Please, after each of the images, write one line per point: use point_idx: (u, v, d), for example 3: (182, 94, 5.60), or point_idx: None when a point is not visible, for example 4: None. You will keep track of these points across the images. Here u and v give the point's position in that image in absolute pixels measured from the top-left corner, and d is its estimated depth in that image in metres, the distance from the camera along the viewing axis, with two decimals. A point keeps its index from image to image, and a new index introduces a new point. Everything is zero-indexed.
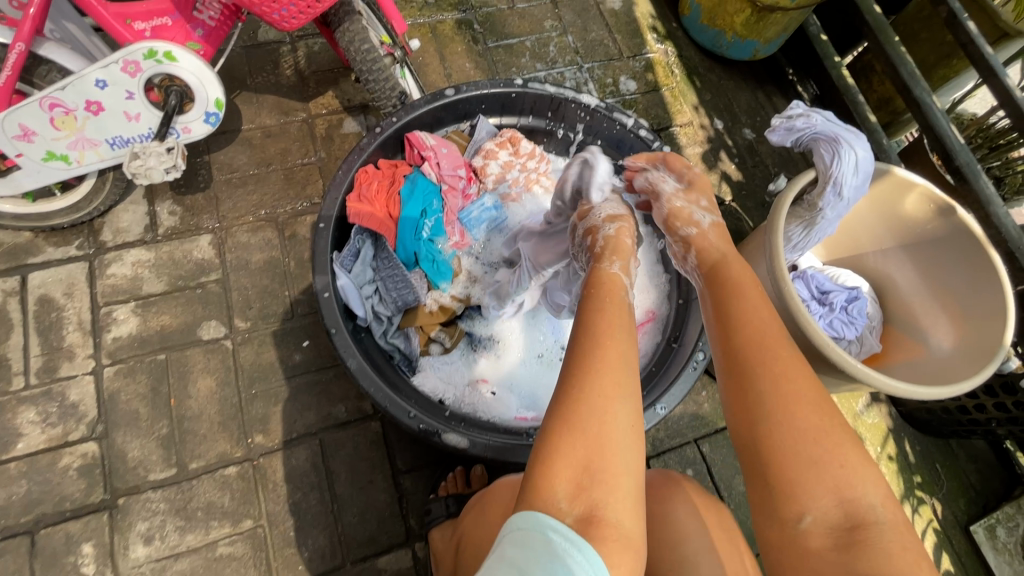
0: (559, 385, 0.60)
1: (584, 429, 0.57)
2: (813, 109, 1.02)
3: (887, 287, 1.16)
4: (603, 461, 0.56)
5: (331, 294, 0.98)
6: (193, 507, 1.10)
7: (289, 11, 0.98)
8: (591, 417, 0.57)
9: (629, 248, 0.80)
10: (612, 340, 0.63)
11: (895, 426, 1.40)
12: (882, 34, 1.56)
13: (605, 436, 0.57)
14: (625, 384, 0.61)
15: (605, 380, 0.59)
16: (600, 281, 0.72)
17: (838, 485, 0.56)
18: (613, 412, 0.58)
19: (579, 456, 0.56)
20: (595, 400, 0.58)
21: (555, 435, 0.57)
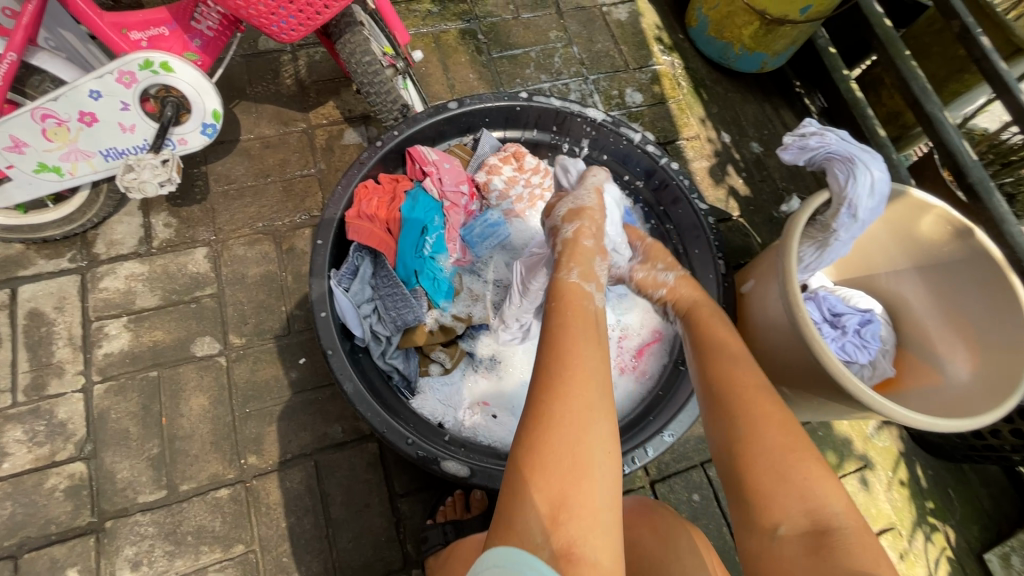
0: (528, 422, 0.66)
1: (559, 459, 0.63)
2: (826, 127, 0.99)
3: (901, 309, 1.12)
4: (579, 487, 0.63)
5: (329, 313, 0.95)
6: (183, 531, 1.06)
7: (288, 23, 0.96)
8: (562, 452, 0.64)
9: (585, 249, 0.92)
10: (577, 376, 0.68)
11: (907, 449, 1.36)
12: (892, 48, 1.53)
13: (578, 464, 0.63)
14: (599, 413, 0.67)
15: (578, 409, 0.67)
16: (561, 294, 0.83)
17: (801, 495, 0.68)
18: (588, 441, 0.65)
19: (554, 483, 0.62)
20: (569, 431, 0.65)
21: (530, 466, 0.63)
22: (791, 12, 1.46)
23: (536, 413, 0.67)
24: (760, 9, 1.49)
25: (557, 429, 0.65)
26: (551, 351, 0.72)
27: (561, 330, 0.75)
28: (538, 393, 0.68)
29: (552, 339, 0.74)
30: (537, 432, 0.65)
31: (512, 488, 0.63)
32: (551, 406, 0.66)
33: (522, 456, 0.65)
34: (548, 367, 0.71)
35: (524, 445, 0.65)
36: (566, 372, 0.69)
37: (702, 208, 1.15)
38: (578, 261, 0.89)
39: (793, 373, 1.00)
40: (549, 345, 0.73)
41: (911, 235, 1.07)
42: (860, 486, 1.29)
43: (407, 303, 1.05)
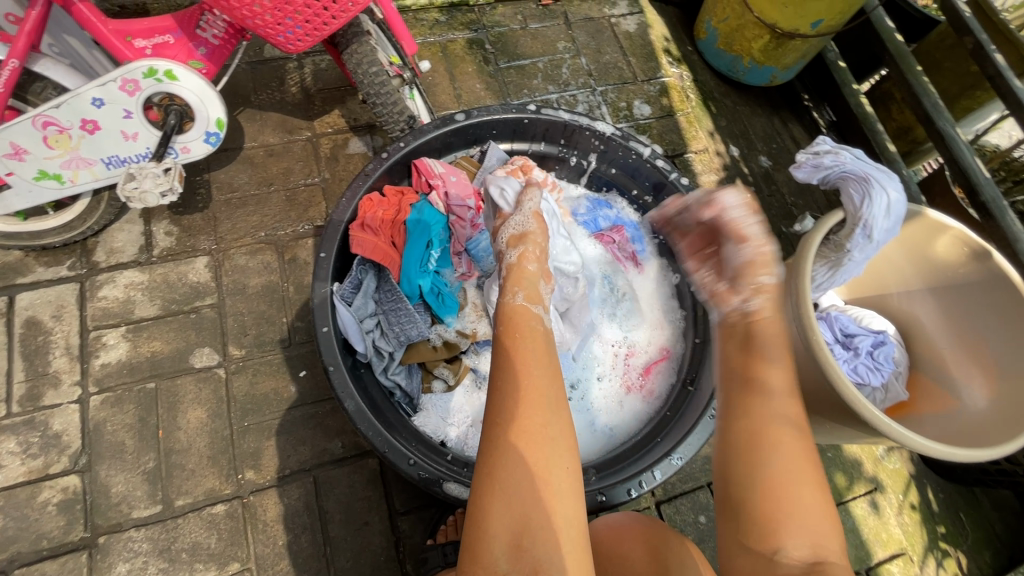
0: (485, 450, 0.70)
1: (518, 485, 0.67)
2: (841, 146, 0.98)
3: (914, 332, 1.09)
4: (540, 510, 0.66)
5: (331, 329, 0.93)
6: (178, 548, 1.04)
7: (294, 33, 0.94)
8: (520, 480, 0.67)
9: (530, 273, 0.93)
10: (525, 397, 0.72)
11: (917, 472, 1.33)
12: (903, 62, 1.51)
13: (538, 488, 0.67)
14: (554, 436, 0.71)
15: (534, 432, 0.70)
16: (504, 318, 0.84)
17: (805, 528, 0.68)
18: (546, 463, 0.69)
19: (516, 508, 0.66)
20: (528, 456, 0.69)
21: (490, 492, 0.67)
22: (802, 26, 1.45)
23: (494, 440, 0.70)
24: (771, 22, 1.47)
25: (514, 454, 0.68)
26: (508, 375, 0.75)
27: (514, 351, 0.79)
28: (494, 420, 0.71)
29: (506, 362, 0.77)
30: (495, 458, 0.69)
31: (475, 514, 0.67)
32: (508, 431, 0.70)
33: (483, 482, 0.68)
34: (503, 390, 0.74)
35: (483, 472, 0.69)
36: (519, 395, 0.72)
37: None
38: (524, 282, 0.91)
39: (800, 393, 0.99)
40: (501, 367, 0.77)
41: (927, 257, 1.05)
42: (870, 509, 1.26)
43: (411, 319, 1.03)
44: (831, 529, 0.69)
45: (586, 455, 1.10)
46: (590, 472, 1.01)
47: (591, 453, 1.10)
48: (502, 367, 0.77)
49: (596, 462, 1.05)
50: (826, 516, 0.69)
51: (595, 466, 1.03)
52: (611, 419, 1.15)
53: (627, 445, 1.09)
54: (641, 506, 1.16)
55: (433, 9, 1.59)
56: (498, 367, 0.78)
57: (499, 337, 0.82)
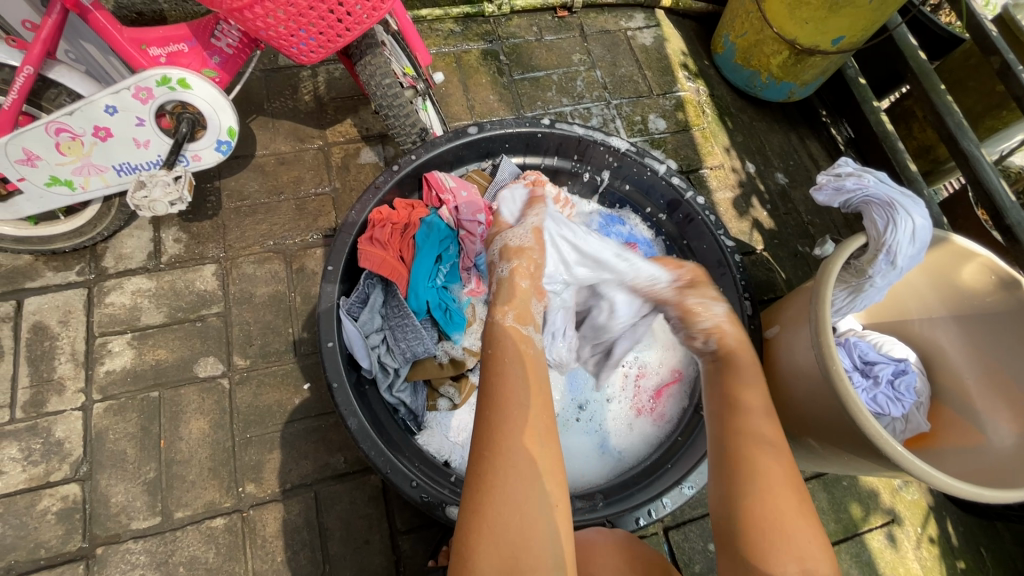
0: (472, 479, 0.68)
1: (506, 521, 0.65)
2: (864, 169, 0.96)
3: (937, 362, 1.06)
4: (528, 548, 0.64)
5: (336, 344, 0.92)
6: (175, 561, 1.02)
7: (307, 45, 0.94)
8: (507, 512, 0.65)
9: (522, 291, 0.92)
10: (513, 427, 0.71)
11: (937, 503, 1.28)
12: (926, 80, 1.47)
13: (526, 525, 0.65)
14: (542, 470, 0.69)
15: (521, 466, 0.68)
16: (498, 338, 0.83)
17: (799, 556, 0.66)
18: (531, 500, 0.67)
19: (503, 547, 0.63)
20: (516, 491, 0.66)
21: (476, 527, 0.65)
22: (822, 42, 1.42)
23: (478, 469, 0.68)
24: (790, 38, 1.45)
25: (502, 489, 0.66)
26: (496, 401, 0.73)
27: (504, 378, 0.76)
28: (480, 453, 0.69)
29: (493, 388, 0.75)
30: (483, 493, 0.66)
31: (461, 551, 0.64)
32: (495, 466, 0.67)
33: (467, 516, 0.66)
34: (492, 419, 0.72)
35: (469, 505, 0.67)
36: (505, 426, 0.71)
37: (729, 245, 1.10)
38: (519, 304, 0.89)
39: (816, 422, 0.94)
40: (489, 393, 0.75)
41: (951, 284, 1.01)
42: (887, 543, 1.22)
43: (417, 335, 1.02)
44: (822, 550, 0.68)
45: (593, 479, 1.07)
46: (596, 497, 0.98)
47: (598, 476, 1.08)
48: (490, 392, 0.75)
49: (601, 486, 1.03)
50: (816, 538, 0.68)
51: (603, 491, 1.01)
52: (620, 442, 1.12)
53: (634, 470, 1.06)
54: (649, 533, 1.13)
55: (449, 20, 1.59)
56: (483, 393, 0.75)
57: (488, 362, 0.80)
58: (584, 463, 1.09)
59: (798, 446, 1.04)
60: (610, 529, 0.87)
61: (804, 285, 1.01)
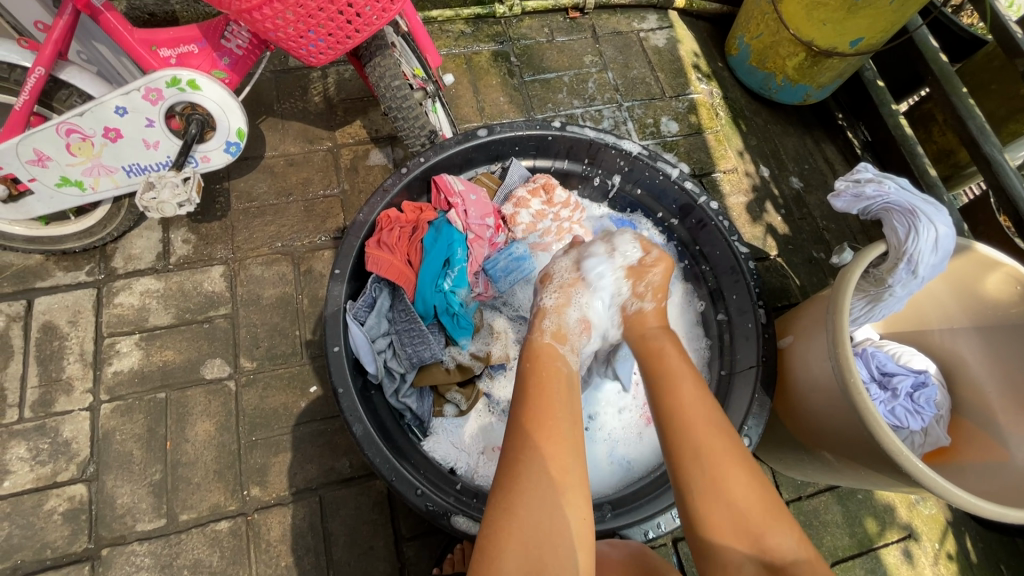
0: (500, 480, 0.67)
1: (534, 523, 0.63)
2: (885, 175, 0.93)
3: (958, 373, 1.03)
4: (555, 553, 0.62)
5: (342, 348, 0.91)
6: (179, 564, 1.02)
7: (316, 47, 0.93)
8: (537, 517, 0.64)
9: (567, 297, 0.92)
10: (546, 431, 0.70)
11: (956, 517, 1.24)
12: (947, 83, 1.43)
13: (554, 529, 0.63)
14: (573, 479, 0.67)
15: (550, 472, 0.67)
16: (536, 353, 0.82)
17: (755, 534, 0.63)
18: (559, 507, 0.65)
19: (529, 549, 0.62)
20: (544, 495, 0.65)
21: (504, 528, 0.63)
22: (840, 44, 1.39)
23: (505, 472, 0.67)
24: (807, 40, 1.42)
25: (532, 493, 0.65)
26: (530, 407, 0.72)
27: (540, 388, 0.76)
28: (513, 455, 0.68)
29: (529, 396, 0.74)
30: (514, 494, 0.65)
31: (485, 551, 0.62)
32: (527, 468, 0.66)
33: (494, 516, 0.64)
34: (524, 425, 0.71)
35: (496, 508, 0.65)
36: (542, 430, 0.70)
37: (743, 252, 1.07)
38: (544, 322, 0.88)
39: (829, 435, 0.92)
40: (525, 402, 0.74)
41: (974, 293, 0.98)
42: (903, 558, 1.19)
43: (424, 340, 1.01)
44: (788, 533, 0.64)
45: (601, 488, 1.06)
46: (604, 508, 0.97)
47: (605, 485, 1.06)
48: (528, 399, 0.74)
49: (609, 497, 1.01)
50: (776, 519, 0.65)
51: (611, 502, 0.99)
52: (629, 452, 1.10)
53: (643, 480, 1.04)
54: (657, 544, 1.10)
55: (459, 20, 1.57)
56: (520, 401, 0.74)
57: (523, 373, 0.79)
58: (592, 472, 1.07)
59: (812, 458, 1.02)
60: (620, 540, 0.85)
61: (821, 293, 0.99)
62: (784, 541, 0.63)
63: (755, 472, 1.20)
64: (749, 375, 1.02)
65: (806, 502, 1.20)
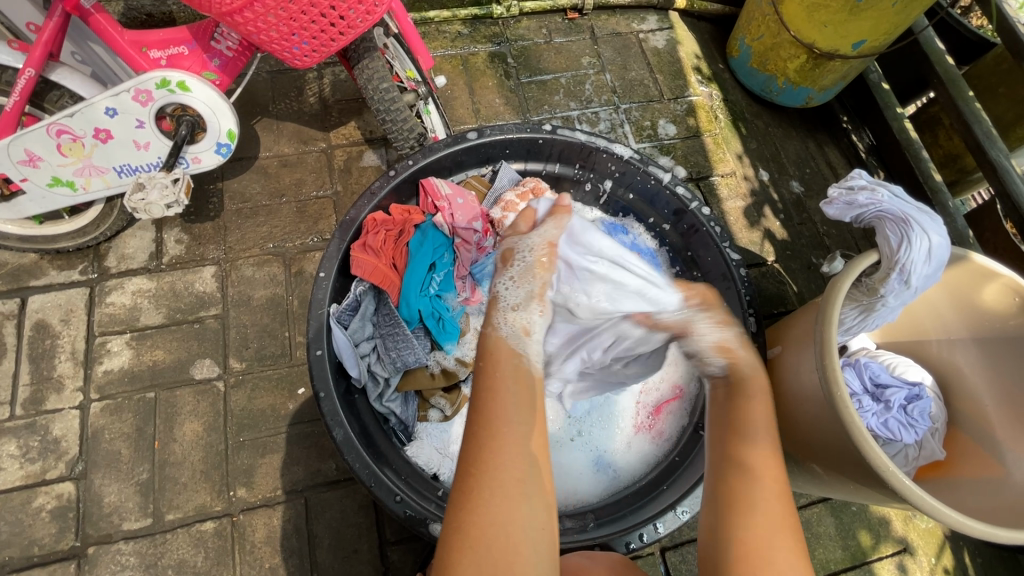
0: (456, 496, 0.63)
1: (490, 538, 0.59)
2: (879, 182, 0.91)
3: (954, 385, 1.00)
4: (512, 568, 0.58)
5: (325, 352, 0.90)
6: (164, 564, 1.02)
7: (302, 49, 0.93)
8: (495, 532, 0.60)
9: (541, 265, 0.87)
10: (505, 437, 0.65)
11: (954, 532, 1.21)
12: (953, 87, 1.40)
13: (510, 545, 0.59)
14: (533, 490, 0.63)
15: (508, 485, 0.62)
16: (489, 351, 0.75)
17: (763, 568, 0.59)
18: (518, 522, 0.61)
19: (483, 569, 0.58)
20: (501, 510, 0.61)
21: (457, 547, 0.59)
22: (842, 46, 1.37)
23: (459, 488, 0.64)
24: (808, 42, 1.39)
25: (489, 509, 0.61)
26: (485, 412, 0.67)
27: (499, 391, 0.70)
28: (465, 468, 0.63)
29: (482, 400, 0.69)
30: (469, 509, 0.61)
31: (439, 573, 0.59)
32: (481, 482, 0.62)
33: (448, 536, 0.61)
34: (479, 435, 0.66)
35: (450, 527, 0.61)
36: (497, 441, 0.65)
37: (734, 259, 1.05)
38: (501, 319, 0.80)
39: (821, 449, 0.89)
40: (475, 409, 0.68)
41: (972, 303, 0.95)
42: (897, 572, 1.16)
43: (408, 344, 1.00)
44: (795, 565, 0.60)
45: (585, 496, 1.05)
46: (587, 517, 0.96)
47: (591, 493, 1.05)
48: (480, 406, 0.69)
49: (593, 505, 1.00)
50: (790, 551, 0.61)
51: (594, 512, 0.98)
52: (616, 460, 1.09)
53: (629, 489, 1.02)
54: (644, 553, 1.09)
55: (456, 21, 1.57)
56: (472, 407, 0.70)
57: (479, 375, 0.73)
58: (577, 479, 1.06)
59: (801, 470, 1.00)
60: (601, 553, 0.85)
61: (812, 302, 0.97)
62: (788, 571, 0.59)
63: None
64: None
65: (799, 513, 1.18)
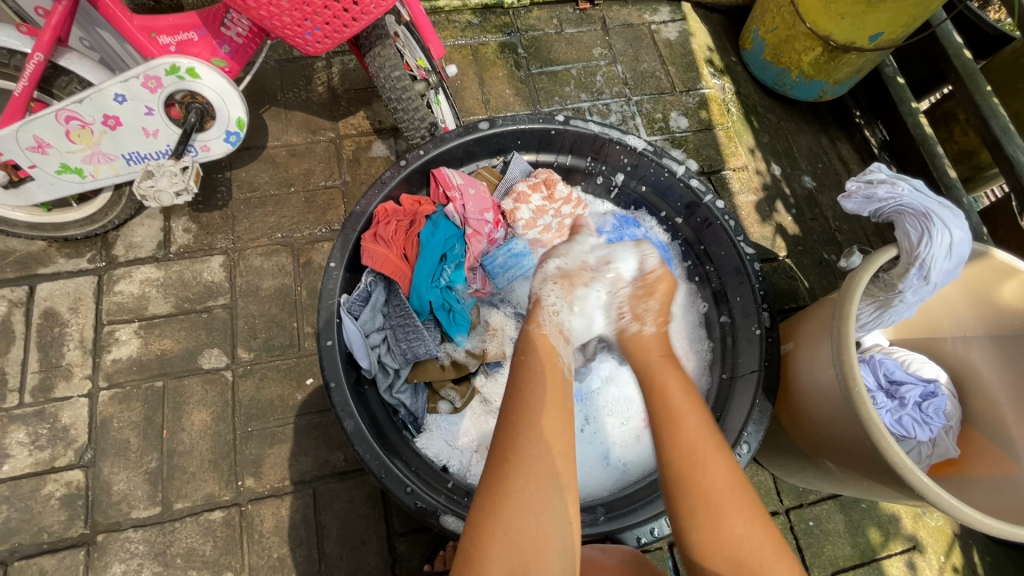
0: (487, 478, 0.65)
1: (522, 525, 0.61)
2: (898, 176, 0.89)
3: (970, 383, 0.99)
4: (542, 557, 0.60)
5: (335, 342, 0.90)
6: (173, 553, 1.02)
7: (314, 35, 0.91)
8: (526, 520, 0.61)
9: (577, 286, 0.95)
10: (545, 428, 0.68)
11: (964, 530, 1.21)
12: (971, 81, 1.37)
13: (540, 535, 0.61)
14: (565, 481, 0.65)
15: (541, 476, 0.64)
16: (533, 347, 0.81)
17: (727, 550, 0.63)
18: (549, 512, 0.63)
19: (514, 555, 0.59)
20: (532, 496, 0.63)
21: (489, 531, 0.61)
22: (859, 38, 1.35)
23: (491, 473, 0.65)
24: (824, 35, 1.37)
25: (521, 495, 0.63)
26: (524, 406, 0.70)
27: (534, 388, 0.73)
28: (501, 456, 0.65)
29: (518, 390, 0.72)
30: (501, 495, 0.63)
31: (469, 558, 0.60)
32: (516, 468, 0.64)
33: (479, 518, 0.62)
34: (517, 425, 0.68)
35: (480, 510, 0.63)
36: (532, 433, 0.67)
37: (748, 252, 1.04)
38: (542, 318, 0.87)
39: (836, 448, 0.89)
40: (515, 400, 0.71)
41: (990, 301, 0.94)
42: (906, 570, 1.16)
43: (418, 336, 1.00)
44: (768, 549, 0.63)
45: (595, 490, 1.04)
46: (597, 510, 0.95)
47: (601, 487, 1.04)
48: (518, 403, 0.71)
49: (603, 500, 1.00)
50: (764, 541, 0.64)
51: (604, 505, 0.97)
52: (626, 453, 1.09)
53: (639, 483, 1.02)
54: (653, 548, 1.09)
55: (466, 11, 1.55)
56: (508, 398, 0.73)
57: (519, 368, 0.77)
58: (587, 473, 1.06)
59: (814, 466, 0.99)
60: (613, 546, 0.84)
61: (829, 297, 0.95)
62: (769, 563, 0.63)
63: (756, 477, 1.18)
64: (751, 380, 0.99)
65: (808, 510, 1.17)
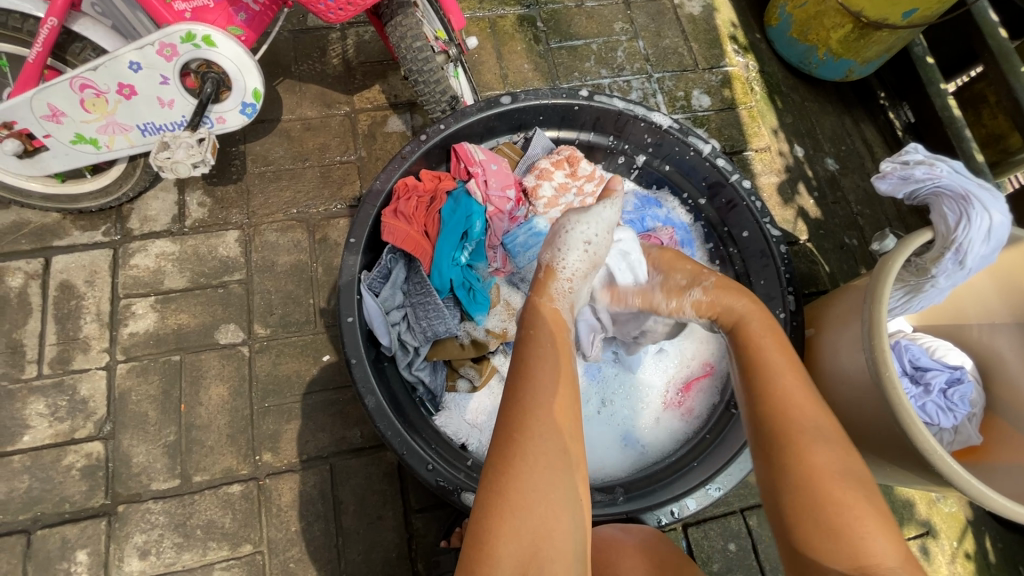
0: (496, 459, 0.62)
1: (533, 510, 0.60)
2: (937, 157, 0.87)
3: (996, 373, 0.97)
4: (553, 537, 0.59)
5: (355, 319, 0.89)
6: (192, 524, 1.03)
7: (334, 3, 0.88)
8: (537, 496, 0.60)
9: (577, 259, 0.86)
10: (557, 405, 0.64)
11: (977, 517, 1.21)
12: (1005, 62, 1.32)
13: (552, 516, 0.59)
14: (574, 462, 0.63)
15: (551, 455, 0.62)
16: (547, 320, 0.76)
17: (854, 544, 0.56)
18: (560, 493, 0.61)
19: (523, 535, 0.59)
20: (542, 479, 0.61)
21: (499, 514, 0.59)
22: (892, 15, 1.30)
23: (497, 455, 0.62)
24: (855, 10, 1.33)
25: (530, 478, 0.61)
26: (532, 382, 0.66)
27: (542, 362, 0.69)
28: (510, 436, 0.62)
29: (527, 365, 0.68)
30: (510, 477, 0.61)
31: (480, 539, 0.59)
32: (523, 450, 0.61)
33: (489, 498, 0.61)
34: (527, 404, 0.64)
35: (491, 490, 0.61)
36: (545, 412, 0.64)
37: (775, 235, 1.02)
38: (556, 293, 0.81)
39: (858, 425, 0.88)
40: (526, 377, 0.67)
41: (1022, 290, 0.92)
42: (919, 555, 1.16)
43: (439, 314, 0.99)
44: (886, 543, 0.57)
45: (612, 470, 1.04)
46: (617, 491, 0.95)
47: (619, 467, 1.05)
48: (525, 379, 0.68)
49: (621, 480, 1.00)
50: (880, 532, 0.58)
51: (623, 486, 0.97)
52: (645, 436, 1.09)
53: (658, 465, 1.03)
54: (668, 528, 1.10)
55: None
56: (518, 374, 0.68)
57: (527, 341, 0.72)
58: (604, 453, 1.06)
59: None
60: (634, 525, 0.84)
61: (858, 281, 0.93)
62: (881, 551, 0.57)
63: None
64: None
65: None
